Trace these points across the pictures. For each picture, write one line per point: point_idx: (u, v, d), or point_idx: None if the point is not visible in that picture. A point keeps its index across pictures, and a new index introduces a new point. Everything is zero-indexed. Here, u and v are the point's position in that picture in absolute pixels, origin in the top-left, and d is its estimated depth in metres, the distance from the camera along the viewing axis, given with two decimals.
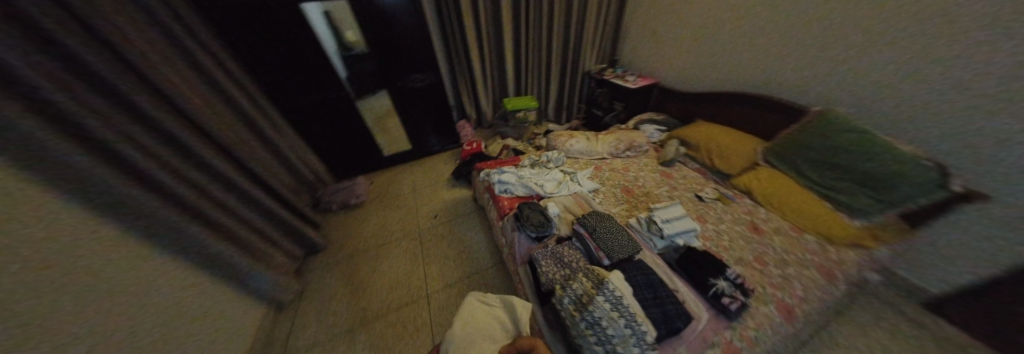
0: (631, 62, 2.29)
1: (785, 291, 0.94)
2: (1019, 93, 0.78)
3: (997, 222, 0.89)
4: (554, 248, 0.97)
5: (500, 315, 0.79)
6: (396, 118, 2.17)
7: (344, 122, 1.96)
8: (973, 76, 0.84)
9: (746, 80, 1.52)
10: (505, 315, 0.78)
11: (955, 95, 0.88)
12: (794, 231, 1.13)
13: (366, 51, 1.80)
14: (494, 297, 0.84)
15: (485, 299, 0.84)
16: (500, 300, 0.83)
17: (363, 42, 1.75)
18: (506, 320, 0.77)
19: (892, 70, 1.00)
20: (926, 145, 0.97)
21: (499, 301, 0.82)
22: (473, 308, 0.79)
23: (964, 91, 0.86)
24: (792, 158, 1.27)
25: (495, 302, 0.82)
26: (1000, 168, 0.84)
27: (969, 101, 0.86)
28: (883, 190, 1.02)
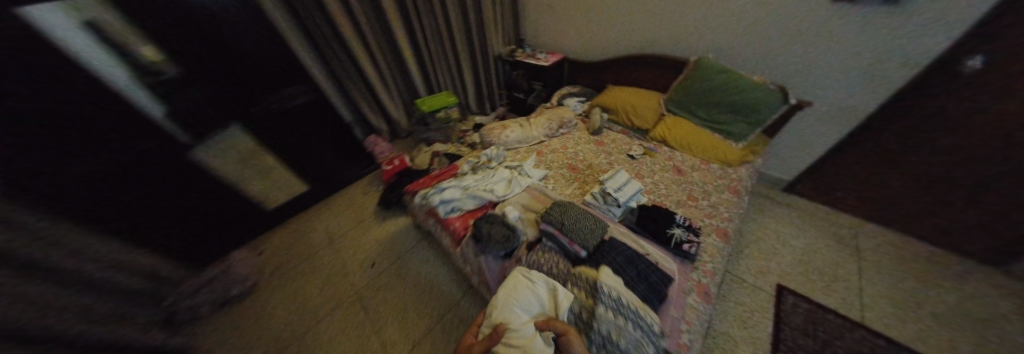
0: (535, 40, 2.27)
1: (717, 218, 1.09)
2: (827, 22, 1.08)
3: (821, 116, 1.28)
4: (529, 260, 0.86)
5: (542, 295, 0.69)
6: (272, 155, 1.57)
7: (209, 184, 1.30)
8: (800, 14, 1.12)
9: (637, 42, 1.67)
10: (546, 298, 0.68)
11: (789, 29, 1.17)
12: (703, 164, 1.34)
13: (176, 71, 1.15)
14: (541, 276, 0.73)
15: (531, 274, 0.74)
16: (546, 282, 0.71)
17: (165, 59, 1.11)
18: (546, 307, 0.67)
19: (745, 16, 1.24)
20: (772, 70, 1.30)
21: (546, 280, 0.73)
22: (515, 287, 0.71)
23: (795, 25, 1.15)
24: (685, 103, 1.48)
25: (541, 283, 0.71)
26: (816, 77, 1.21)
27: (796, 33, 1.16)
28: (751, 115, 1.30)
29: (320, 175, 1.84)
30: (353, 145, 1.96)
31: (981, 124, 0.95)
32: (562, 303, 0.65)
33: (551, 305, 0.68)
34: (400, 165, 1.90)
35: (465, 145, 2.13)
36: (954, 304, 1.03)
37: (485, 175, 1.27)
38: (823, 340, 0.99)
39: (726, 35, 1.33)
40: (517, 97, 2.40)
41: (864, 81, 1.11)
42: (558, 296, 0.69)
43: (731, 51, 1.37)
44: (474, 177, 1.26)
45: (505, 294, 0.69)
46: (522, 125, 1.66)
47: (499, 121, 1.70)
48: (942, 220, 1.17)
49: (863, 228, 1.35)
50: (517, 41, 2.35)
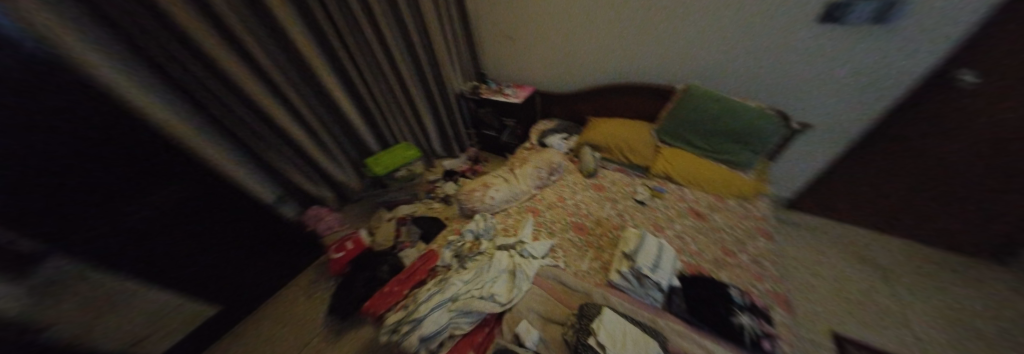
0: (497, 72, 2.01)
1: (768, 280, 0.90)
2: (818, 51, 1.01)
3: (823, 140, 1.21)
4: None
5: (611, 325, 0.70)
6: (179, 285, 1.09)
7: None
8: (782, 45, 1.06)
9: (613, 70, 1.52)
10: (610, 327, 0.70)
11: (776, 61, 1.10)
12: (719, 201, 1.20)
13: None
14: (614, 317, 0.72)
15: (614, 318, 0.72)
16: (616, 320, 0.72)
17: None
18: (600, 332, 0.68)
19: (728, 49, 1.17)
20: (764, 96, 1.22)
21: (612, 319, 0.72)
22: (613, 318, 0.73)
23: (781, 57, 1.09)
24: (681, 133, 1.36)
25: (615, 320, 0.72)
26: (811, 102, 1.14)
27: (783, 63, 1.10)
28: (757, 143, 1.20)
29: (227, 287, 1.26)
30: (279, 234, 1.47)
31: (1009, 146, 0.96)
32: (594, 331, 0.69)
33: (603, 337, 0.67)
34: (357, 247, 1.47)
35: (438, 201, 1.82)
36: (996, 322, 0.98)
37: (476, 272, 0.93)
38: None
39: (708, 59, 1.23)
40: (489, 134, 2.12)
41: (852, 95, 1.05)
42: (606, 327, 0.70)
43: (717, 79, 1.28)
44: (461, 278, 0.91)
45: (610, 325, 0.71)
46: (507, 179, 1.36)
47: (478, 178, 1.38)
48: (954, 225, 1.18)
49: (875, 239, 1.31)
50: (478, 74, 2.07)
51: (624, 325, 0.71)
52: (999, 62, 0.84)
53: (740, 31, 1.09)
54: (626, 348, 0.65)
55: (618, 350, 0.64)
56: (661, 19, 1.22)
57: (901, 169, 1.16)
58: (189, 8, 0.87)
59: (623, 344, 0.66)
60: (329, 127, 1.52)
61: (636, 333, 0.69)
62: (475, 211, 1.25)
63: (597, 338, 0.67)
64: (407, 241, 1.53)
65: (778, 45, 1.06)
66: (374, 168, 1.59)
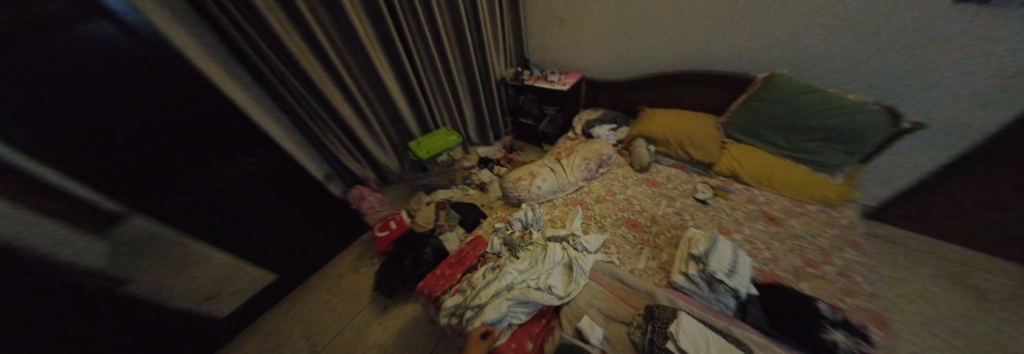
0: (541, 58, 1.93)
1: (862, 296, 0.79)
2: (954, 38, 0.82)
3: (941, 145, 1.00)
4: None
5: (691, 330, 0.65)
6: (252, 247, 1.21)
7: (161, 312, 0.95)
8: (910, 30, 0.87)
9: (680, 56, 1.39)
10: (693, 334, 0.64)
11: (893, 50, 0.93)
12: (797, 206, 1.07)
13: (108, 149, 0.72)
14: (695, 322, 0.67)
15: (693, 323, 0.67)
16: (696, 324, 0.66)
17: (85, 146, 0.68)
18: (681, 337, 0.63)
19: (830, 34, 1.01)
20: (870, 90, 1.04)
21: (692, 324, 0.66)
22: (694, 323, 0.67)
23: (900, 45, 0.91)
24: (754, 129, 1.23)
25: (696, 325, 0.66)
26: (931, 101, 0.95)
27: (903, 52, 0.92)
28: (854, 143, 1.04)
29: (283, 256, 1.34)
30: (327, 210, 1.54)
31: None
32: (676, 336, 0.63)
33: (685, 343, 0.62)
34: (400, 227, 1.51)
35: (474, 188, 1.82)
36: None
37: (531, 262, 0.91)
38: None
39: (801, 46, 1.08)
40: (526, 123, 2.06)
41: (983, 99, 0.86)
42: (687, 332, 0.64)
43: (810, 68, 1.12)
44: (517, 267, 0.89)
45: (695, 333, 0.65)
46: (554, 169, 1.31)
47: (525, 166, 1.35)
48: None
49: (988, 262, 1.12)
50: (520, 60, 2.00)
51: (706, 333, 0.65)
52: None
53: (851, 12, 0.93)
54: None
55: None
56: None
57: None
58: None
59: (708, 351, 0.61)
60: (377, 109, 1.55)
61: (721, 344, 0.63)
62: (522, 199, 1.23)
63: (678, 343, 0.63)
64: (446, 225, 1.54)
65: (901, 31, 0.89)
66: (418, 152, 1.61)
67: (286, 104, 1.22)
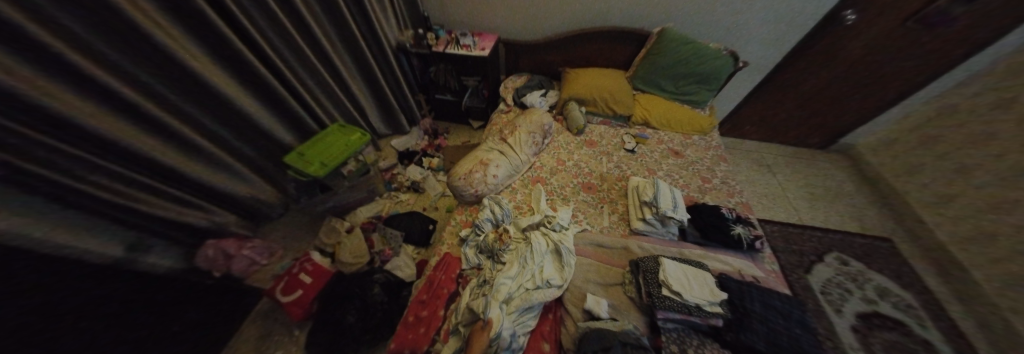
0: (444, 17, 1.58)
1: (736, 194, 1.15)
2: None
3: (749, 72, 1.52)
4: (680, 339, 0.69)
5: (674, 271, 0.75)
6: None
7: None
8: None
9: (588, 14, 1.40)
10: (676, 274, 0.74)
11: (735, 6, 1.23)
12: (687, 138, 1.38)
13: None
14: (673, 263, 0.77)
15: (672, 265, 0.77)
16: (674, 265, 0.77)
17: None
18: (671, 281, 0.72)
19: None
20: (719, 39, 1.38)
21: (672, 265, 0.77)
22: (672, 263, 0.78)
23: (739, 2, 1.21)
24: (653, 79, 1.44)
25: (674, 265, 0.77)
26: (749, 43, 1.38)
27: (739, 8, 1.24)
28: (712, 82, 1.38)
29: None
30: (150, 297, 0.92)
31: (837, 73, 1.41)
32: (669, 281, 0.72)
33: (675, 284, 0.72)
34: (319, 277, 1.08)
35: (405, 192, 1.49)
36: (820, 185, 1.59)
37: (519, 263, 0.82)
38: (797, 249, 1.31)
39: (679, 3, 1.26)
40: (445, 99, 1.75)
41: (783, 30, 1.30)
42: (672, 275, 0.74)
43: (684, 23, 1.35)
44: (509, 274, 0.78)
45: (676, 272, 0.75)
46: (504, 151, 1.18)
47: (469, 156, 1.15)
48: (803, 129, 1.73)
49: (762, 148, 1.84)
50: (416, 19, 1.57)
51: (681, 269, 0.76)
52: (866, 4, 1.15)
53: None
54: (692, 288, 0.71)
55: (688, 288, 0.71)
56: None
57: (785, 94, 1.57)
58: None
59: (689, 282, 0.73)
60: (198, 117, 0.91)
61: (693, 273, 0.76)
62: (479, 195, 1.07)
63: (670, 287, 0.72)
64: (387, 249, 1.22)
65: None
66: (306, 168, 1.11)
67: None
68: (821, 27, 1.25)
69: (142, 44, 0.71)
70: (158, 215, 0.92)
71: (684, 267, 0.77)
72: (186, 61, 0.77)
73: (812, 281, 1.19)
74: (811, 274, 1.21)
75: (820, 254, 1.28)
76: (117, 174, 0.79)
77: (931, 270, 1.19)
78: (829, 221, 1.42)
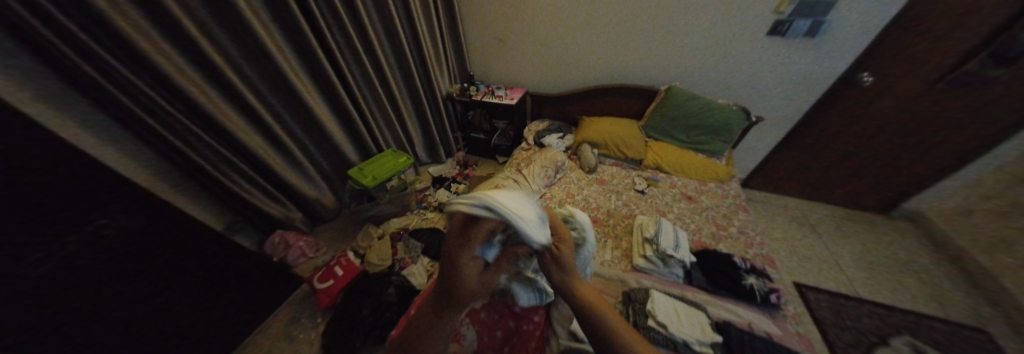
0: (485, 75, 2.00)
1: (754, 245, 1.09)
2: (768, 61, 1.30)
3: (771, 128, 1.52)
4: None
5: (662, 304, 0.76)
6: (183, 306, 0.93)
7: None
8: (746, 56, 1.32)
9: (603, 74, 1.66)
10: (665, 307, 0.75)
11: (739, 69, 1.37)
12: (702, 185, 1.39)
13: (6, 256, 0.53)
14: (662, 296, 0.79)
15: (662, 299, 0.78)
16: (663, 298, 0.78)
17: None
18: (656, 312, 0.74)
19: (702, 59, 1.40)
20: (730, 96, 1.48)
21: (662, 299, 0.78)
22: (663, 297, 0.79)
23: (741, 66, 1.36)
24: (665, 129, 1.55)
25: (664, 299, 0.78)
26: (762, 101, 1.44)
27: (744, 71, 1.37)
28: (725, 134, 1.44)
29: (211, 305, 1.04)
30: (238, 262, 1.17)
31: (875, 132, 1.35)
32: (656, 312, 0.73)
33: (661, 315, 0.73)
34: (349, 272, 1.25)
35: (432, 211, 1.69)
36: (883, 255, 1.37)
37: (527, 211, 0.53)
38: (853, 326, 1.10)
39: (684, 66, 1.45)
40: (477, 137, 2.06)
41: (798, 90, 1.35)
42: (659, 307, 0.75)
43: (692, 82, 1.51)
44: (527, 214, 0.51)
45: (666, 306, 0.75)
46: (518, 180, 1.35)
47: (488, 181, 1.34)
48: (851, 189, 1.57)
49: (803, 205, 1.69)
50: (463, 76, 2.01)
51: (671, 305, 0.77)
52: (881, 69, 1.18)
53: (714, 45, 1.33)
54: (681, 324, 0.72)
55: (675, 323, 0.71)
56: (649, 31, 1.39)
57: (818, 151, 1.51)
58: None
59: (676, 317, 0.73)
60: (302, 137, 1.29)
61: (683, 311, 0.76)
62: None
63: (656, 319, 0.73)
64: (407, 257, 1.38)
65: (741, 56, 1.33)
66: (360, 179, 1.41)
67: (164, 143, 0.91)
68: (837, 88, 1.29)
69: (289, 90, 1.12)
70: (256, 202, 1.25)
71: (675, 303, 0.77)
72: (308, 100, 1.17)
73: None
74: None
75: (883, 335, 1.06)
76: (246, 170, 1.15)
77: None
78: (897, 299, 1.19)
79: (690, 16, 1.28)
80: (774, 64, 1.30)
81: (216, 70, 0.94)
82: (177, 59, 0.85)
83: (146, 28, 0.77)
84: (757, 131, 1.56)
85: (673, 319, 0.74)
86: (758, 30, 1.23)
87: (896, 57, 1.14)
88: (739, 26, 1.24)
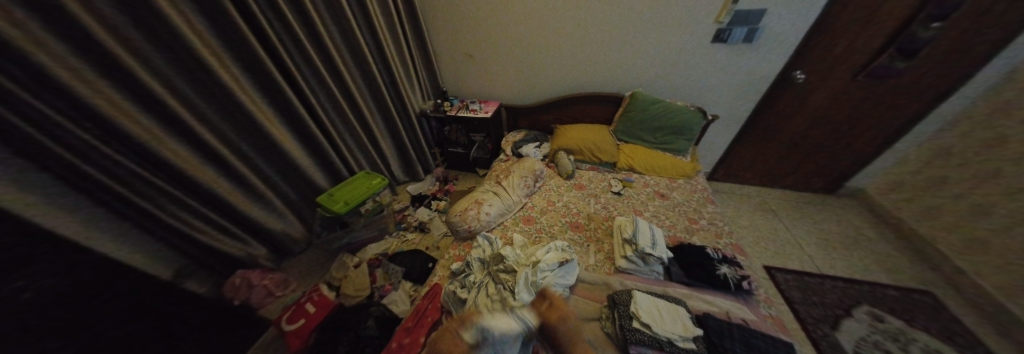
0: (459, 90, 2.00)
1: (725, 235, 1.15)
2: (716, 66, 1.43)
3: (727, 124, 1.66)
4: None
5: (644, 304, 0.77)
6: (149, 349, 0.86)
7: None
8: (697, 61, 1.44)
9: (572, 84, 1.72)
10: (647, 307, 0.76)
11: (693, 73, 1.49)
12: (673, 182, 1.47)
13: None
14: (645, 295, 0.80)
15: (644, 298, 0.80)
16: (645, 297, 0.80)
17: None
18: (640, 313, 0.74)
19: (660, 66, 1.51)
20: (688, 98, 1.60)
21: (644, 298, 0.79)
22: (646, 296, 0.80)
23: (695, 70, 1.48)
24: (634, 132, 1.63)
25: (646, 298, 0.80)
26: (715, 101, 1.57)
27: (697, 75, 1.50)
28: (688, 133, 1.55)
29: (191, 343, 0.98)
30: (182, 310, 1.01)
31: (812, 122, 1.51)
32: (641, 313, 0.74)
33: (645, 316, 0.74)
34: (322, 307, 1.18)
35: (412, 231, 1.63)
36: (837, 232, 1.50)
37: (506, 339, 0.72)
38: (820, 302, 1.18)
39: (645, 73, 1.56)
40: (455, 152, 2.04)
41: (744, 89, 1.49)
42: (642, 308, 0.76)
43: (654, 87, 1.61)
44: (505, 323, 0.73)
45: (648, 306, 0.77)
46: (497, 193, 1.34)
47: (467, 196, 1.32)
48: (802, 174, 1.74)
49: (764, 192, 1.83)
50: (437, 92, 2.01)
51: (653, 302, 0.78)
52: (810, 68, 1.34)
53: (669, 53, 1.44)
54: (664, 321, 0.73)
55: (658, 321, 0.72)
56: (609, 42, 1.48)
57: (769, 142, 1.66)
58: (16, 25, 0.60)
59: (659, 314, 0.75)
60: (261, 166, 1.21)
61: (665, 308, 0.77)
62: (472, 231, 1.19)
63: (641, 319, 0.73)
64: (387, 284, 1.29)
65: (693, 62, 1.45)
66: (332, 206, 1.33)
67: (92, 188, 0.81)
68: (776, 86, 1.44)
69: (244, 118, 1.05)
70: (210, 242, 1.13)
71: (656, 301, 0.79)
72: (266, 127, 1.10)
73: (842, 340, 1.04)
74: (840, 332, 1.06)
75: (847, 308, 1.15)
76: (196, 207, 1.05)
77: (992, 334, 1.03)
78: (853, 272, 1.30)
79: (644, 28, 1.39)
80: (722, 68, 1.43)
81: (162, 105, 0.86)
82: (112, 95, 0.78)
83: (71, 62, 0.69)
84: (715, 128, 1.69)
85: (656, 317, 0.74)
86: (704, 38, 1.36)
87: (819, 57, 1.30)
88: (688, 35, 1.36)
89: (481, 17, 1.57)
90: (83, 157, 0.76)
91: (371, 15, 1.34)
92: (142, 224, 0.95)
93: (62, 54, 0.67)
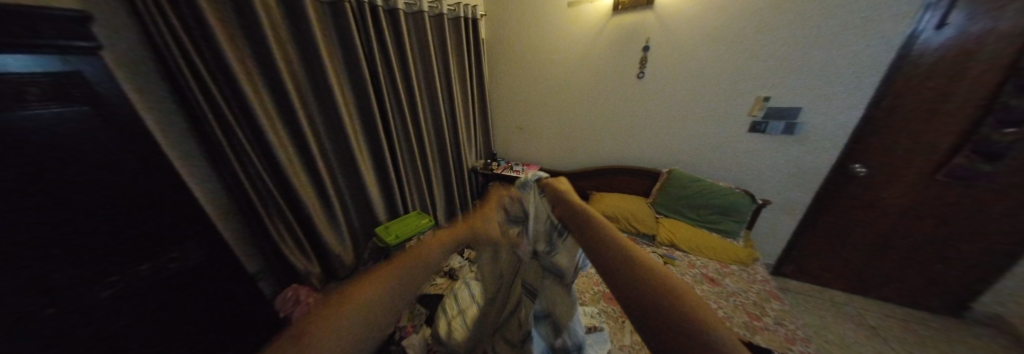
0: (507, 154, 2.32)
1: (800, 342, 0.95)
2: (762, 152, 1.47)
3: (785, 211, 1.54)
4: None
5: None
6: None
7: None
8: (740, 148, 1.51)
9: (611, 157, 1.88)
10: None
11: (738, 158, 1.53)
12: (724, 267, 1.34)
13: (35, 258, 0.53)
14: None
15: None
16: None
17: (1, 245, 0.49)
18: None
19: (702, 149, 1.60)
20: (733, 179, 1.59)
21: None
22: None
23: (740, 155, 1.52)
24: (673, 207, 1.63)
25: None
26: (764, 185, 1.54)
27: (741, 160, 1.53)
28: (735, 214, 1.49)
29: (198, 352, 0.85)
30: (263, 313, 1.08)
31: (895, 219, 1.35)
32: None
33: None
34: None
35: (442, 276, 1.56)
36: None
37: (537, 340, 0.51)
38: None
39: (688, 154, 1.64)
40: None
41: (797, 176, 1.45)
42: None
43: (695, 167, 1.67)
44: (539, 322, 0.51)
45: None
46: None
47: None
48: (903, 281, 1.45)
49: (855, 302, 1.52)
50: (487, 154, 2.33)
51: None
52: (870, 161, 1.31)
53: (707, 138, 1.56)
54: None
55: None
56: (648, 126, 1.68)
57: (845, 237, 1.48)
58: (258, 86, 1.09)
59: None
60: (344, 194, 1.53)
61: None
62: None
63: None
64: (409, 326, 1.25)
65: (737, 148, 1.52)
66: (386, 237, 1.54)
67: (242, 194, 1.16)
68: (836, 177, 1.38)
69: (347, 155, 1.44)
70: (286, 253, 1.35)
71: None
72: (360, 165, 1.44)
73: None
74: None
75: None
76: (293, 222, 1.33)
77: None
78: None
79: (678, 117, 1.58)
80: (765, 156, 1.47)
81: (305, 145, 1.26)
82: (281, 130, 1.20)
83: (268, 105, 1.13)
84: (769, 214, 1.59)
85: None
86: (741, 128, 1.47)
87: (878, 152, 1.29)
88: (725, 124, 1.49)
89: (536, 100, 1.95)
90: (244, 170, 1.12)
91: (453, 95, 1.81)
92: (253, 225, 1.24)
93: (268, 107, 1.13)
